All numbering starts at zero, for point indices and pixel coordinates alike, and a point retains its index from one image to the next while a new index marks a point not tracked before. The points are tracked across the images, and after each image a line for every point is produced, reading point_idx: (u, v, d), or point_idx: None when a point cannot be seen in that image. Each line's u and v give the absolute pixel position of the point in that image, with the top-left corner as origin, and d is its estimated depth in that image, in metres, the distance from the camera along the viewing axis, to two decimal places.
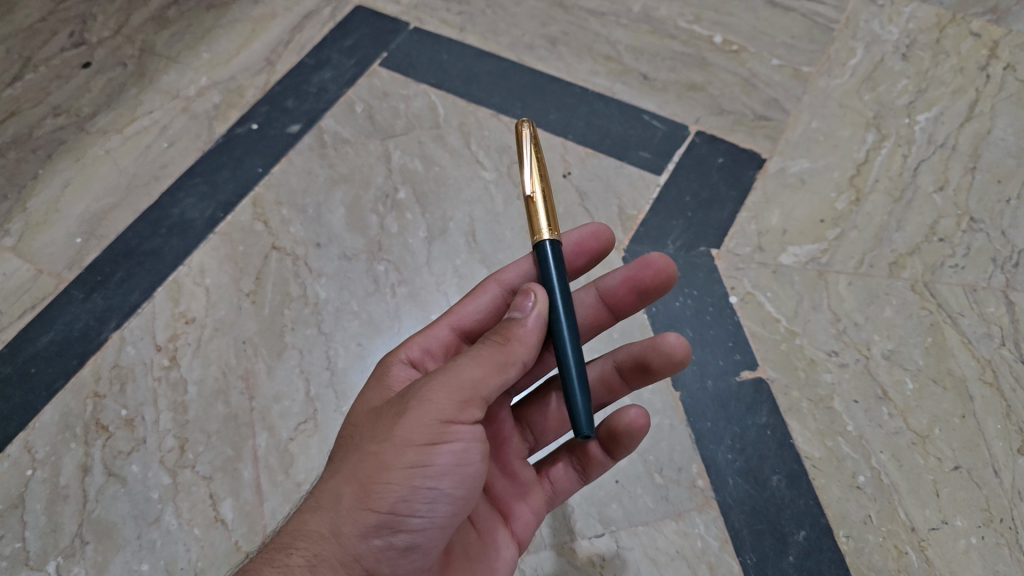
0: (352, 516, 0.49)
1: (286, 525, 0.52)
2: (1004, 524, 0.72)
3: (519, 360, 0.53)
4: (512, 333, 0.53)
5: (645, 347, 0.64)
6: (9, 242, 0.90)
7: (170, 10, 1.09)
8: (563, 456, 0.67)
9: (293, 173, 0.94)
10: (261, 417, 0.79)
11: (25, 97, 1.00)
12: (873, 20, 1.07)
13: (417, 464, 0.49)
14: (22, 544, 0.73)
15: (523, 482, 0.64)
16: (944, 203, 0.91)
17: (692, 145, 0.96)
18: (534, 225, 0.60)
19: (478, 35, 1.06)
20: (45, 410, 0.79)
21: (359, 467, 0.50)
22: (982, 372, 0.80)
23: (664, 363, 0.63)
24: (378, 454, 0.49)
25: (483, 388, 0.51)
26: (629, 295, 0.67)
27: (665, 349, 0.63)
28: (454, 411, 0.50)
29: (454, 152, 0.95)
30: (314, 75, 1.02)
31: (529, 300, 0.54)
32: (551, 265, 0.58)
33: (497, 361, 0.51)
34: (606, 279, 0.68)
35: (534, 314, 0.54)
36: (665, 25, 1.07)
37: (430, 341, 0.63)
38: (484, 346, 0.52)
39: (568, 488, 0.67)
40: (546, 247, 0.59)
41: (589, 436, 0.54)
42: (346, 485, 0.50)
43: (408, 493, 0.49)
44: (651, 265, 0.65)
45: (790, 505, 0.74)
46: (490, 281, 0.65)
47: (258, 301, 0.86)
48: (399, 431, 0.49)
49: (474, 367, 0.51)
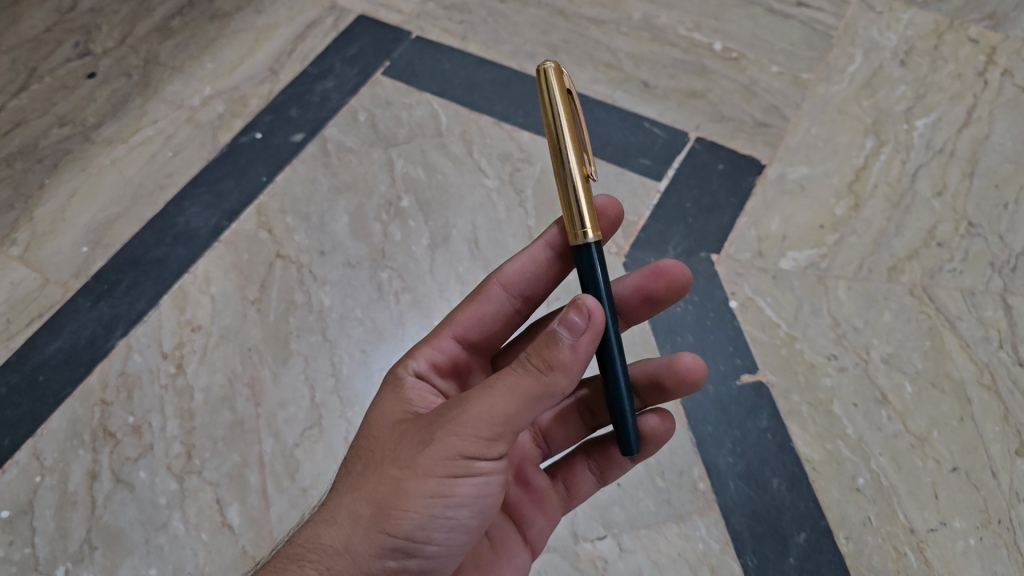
0: (368, 536, 0.50)
1: (299, 533, 0.53)
2: (1002, 526, 0.73)
3: (561, 391, 0.49)
4: (556, 361, 0.48)
5: (660, 366, 0.64)
6: (16, 252, 0.91)
7: (174, 20, 1.10)
8: (579, 457, 0.68)
9: (296, 181, 0.95)
10: (267, 423, 0.80)
11: (31, 108, 1.02)
12: (871, 27, 1.08)
13: (438, 494, 0.49)
14: (31, 550, 0.74)
15: (540, 488, 0.65)
16: (943, 208, 0.92)
17: (692, 152, 0.97)
18: (578, 222, 0.56)
19: (480, 44, 1.07)
20: (53, 417, 0.80)
21: (378, 491, 0.50)
22: (980, 375, 0.81)
23: (677, 384, 0.63)
24: (399, 479, 0.50)
25: (516, 423, 0.49)
26: (640, 304, 0.67)
27: (682, 371, 0.63)
28: (482, 448, 0.49)
29: (457, 160, 0.96)
30: (317, 84, 1.04)
31: (580, 316, 0.48)
32: (597, 269, 0.56)
33: (535, 395, 0.48)
34: (615, 287, 0.67)
35: (585, 338, 0.48)
36: (665, 32, 1.08)
37: (436, 354, 0.64)
38: (524, 373, 0.48)
39: (586, 489, 0.68)
40: (590, 250, 0.56)
41: (637, 454, 0.56)
42: (365, 505, 0.50)
43: (426, 522, 0.50)
44: (665, 274, 0.65)
45: (790, 508, 0.75)
46: (494, 286, 0.65)
47: (262, 309, 0.86)
48: (422, 460, 0.49)
49: (509, 402, 0.48)
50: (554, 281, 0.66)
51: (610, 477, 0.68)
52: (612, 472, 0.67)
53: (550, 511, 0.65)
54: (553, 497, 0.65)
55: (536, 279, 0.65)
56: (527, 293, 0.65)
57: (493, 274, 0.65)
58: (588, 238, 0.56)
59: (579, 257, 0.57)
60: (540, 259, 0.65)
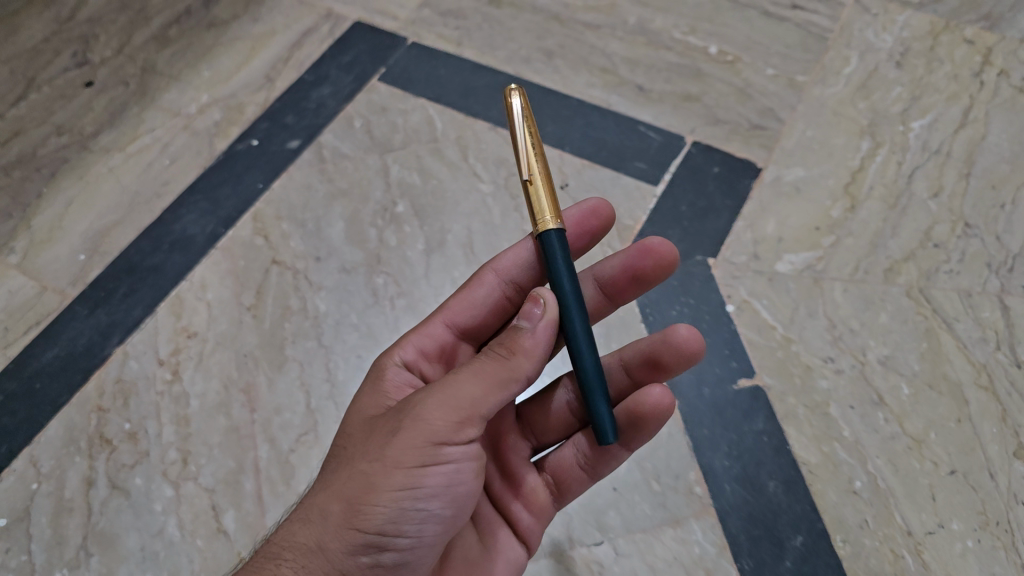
0: (340, 532, 0.51)
1: (275, 535, 0.53)
2: (1000, 528, 0.73)
3: (523, 374, 0.54)
4: (519, 346, 0.53)
5: (655, 342, 0.64)
6: (14, 260, 0.91)
7: (172, 29, 1.11)
8: (569, 447, 0.65)
9: (293, 188, 0.96)
10: (263, 429, 0.80)
11: (29, 117, 1.02)
12: (866, 28, 1.08)
13: (406, 486, 0.51)
14: (28, 557, 0.74)
15: (523, 482, 0.65)
16: (939, 209, 0.92)
17: (687, 155, 0.97)
18: (537, 213, 0.60)
19: (475, 50, 1.07)
20: (50, 425, 0.80)
21: (347, 486, 0.51)
22: (978, 376, 0.80)
23: (676, 357, 0.63)
24: (367, 473, 0.51)
25: (480, 408, 0.52)
26: (628, 282, 0.67)
27: (678, 343, 0.63)
28: (447, 434, 0.51)
29: (452, 166, 0.97)
30: (313, 91, 1.04)
31: (537, 308, 0.54)
32: (557, 256, 0.58)
33: (501, 379, 0.52)
34: (603, 269, 0.68)
35: (541, 324, 0.54)
36: (660, 36, 1.09)
37: (425, 341, 0.64)
38: (487, 360, 0.53)
39: (577, 485, 0.65)
40: (552, 237, 0.58)
41: (613, 441, 0.56)
42: (335, 502, 0.51)
43: (397, 515, 0.51)
44: (652, 251, 0.65)
45: (787, 511, 0.74)
46: (488, 273, 0.66)
47: (258, 315, 0.87)
48: (389, 453, 0.51)
49: (477, 385, 0.52)
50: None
51: (601, 472, 0.65)
52: (607, 466, 0.64)
53: (541, 506, 0.65)
54: (545, 490, 0.65)
55: (529, 266, 0.66)
56: (519, 280, 0.66)
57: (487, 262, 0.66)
58: (549, 225, 0.59)
59: (545, 247, 0.59)
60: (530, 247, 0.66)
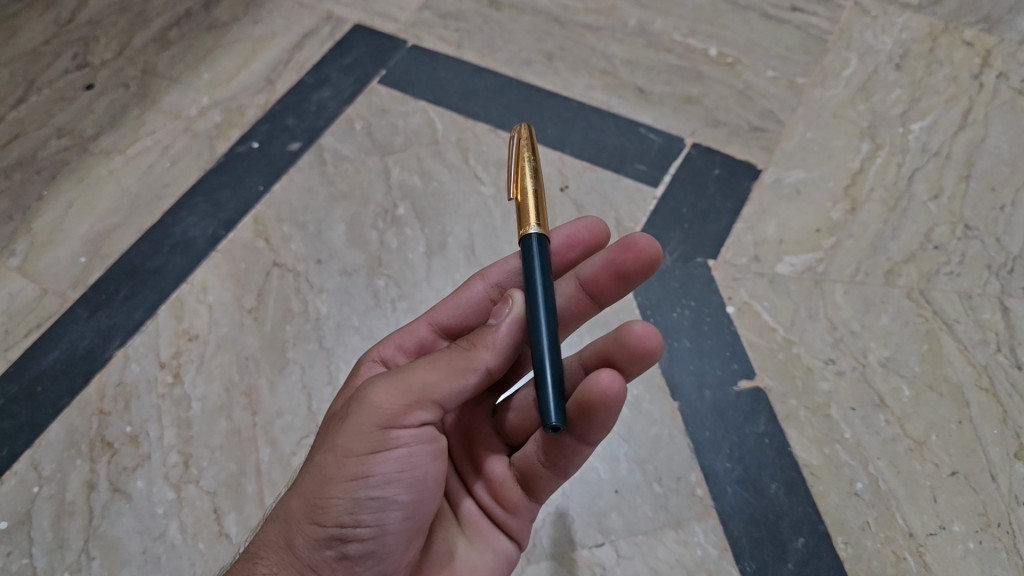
0: (303, 527, 0.53)
1: (257, 536, 0.57)
2: (1001, 530, 0.73)
3: (482, 365, 0.55)
4: (481, 339, 0.55)
5: (609, 341, 0.59)
6: (14, 263, 0.91)
7: (172, 31, 1.11)
8: (530, 444, 0.61)
9: (294, 190, 0.96)
10: (265, 431, 0.80)
11: (29, 119, 1.02)
12: (866, 30, 1.09)
13: (358, 476, 0.52)
14: (28, 561, 0.74)
15: (494, 478, 0.64)
16: (939, 211, 0.92)
17: (687, 157, 0.97)
18: (524, 218, 0.62)
19: (475, 52, 1.07)
20: (51, 428, 0.80)
21: (307, 482, 0.54)
22: (979, 378, 0.81)
23: (628, 355, 0.58)
24: (323, 467, 0.53)
25: (429, 391, 0.53)
26: (610, 280, 0.66)
27: (630, 339, 0.57)
28: (393, 420, 0.52)
29: (452, 168, 0.97)
30: (314, 93, 1.04)
31: (506, 306, 0.58)
32: (534, 255, 0.59)
33: (455, 365, 0.53)
34: (585, 267, 0.67)
35: (508, 321, 0.56)
36: (660, 38, 1.09)
37: (406, 338, 0.67)
38: (443, 350, 0.54)
39: (544, 483, 0.61)
40: (529, 238, 0.60)
41: (556, 426, 0.51)
42: (297, 499, 0.54)
43: (352, 506, 0.52)
44: (633, 246, 0.64)
45: (788, 513, 0.74)
46: (477, 277, 0.67)
47: (260, 317, 0.87)
48: (340, 445, 0.53)
49: (427, 370, 0.53)
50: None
51: (567, 468, 0.59)
52: (570, 463, 0.59)
53: (511, 501, 0.63)
54: (514, 485, 0.63)
55: (517, 274, 0.67)
56: (505, 285, 0.67)
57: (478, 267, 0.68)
58: (530, 228, 0.61)
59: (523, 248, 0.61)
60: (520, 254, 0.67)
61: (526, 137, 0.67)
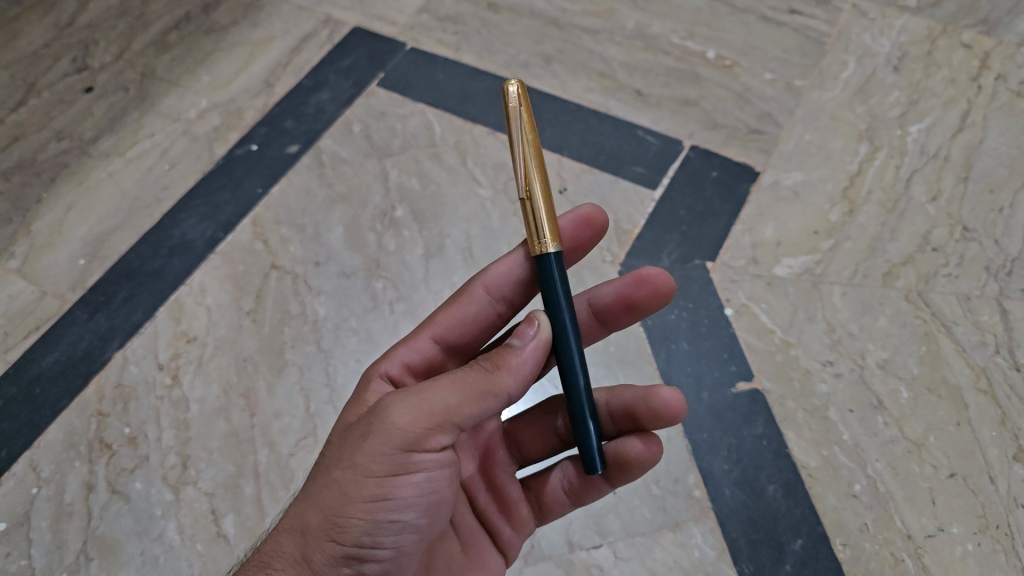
0: (320, 544, 0.52)
1: (266, 544, 0.55)
2: (1000, 532, 0.73)
3: (504, 390, 0.51)
4: (504, 361, 0.52)
5: (637, 399, 0.62)
6: (13, 265, 0.91)
7: (171, 34, 1.11)
8: (555, 475, 0.66)
9: (292, 193, 0.96)
10: (262, 433, 0.80)
11: (29, 122, 1.02)
12: (864, 33, 1.09)
13: (379, 498, 0.51)
14: (27, 562, 0.74)
15: (509, 499, 0.65)
16: (937, 213, 0.92)
17: (685, 160, 0.97)
18: (537, 234, 0.56)
19: (474, 55, 1.08)
20: (50, 429, 0.80)
21: (323, 499, 0.52)
22: (977, 380, 0.80)
23: (652, 416, 0.61)
24: (341, 486, 0.51)
25: (453, 415, 0.51)
26: (622, 310, 0.67)
27: (658, 405, 0.60)
28: (416, 444, 0.50)
29: (451, 170, 0.97)
30: (312, 96, 1.04)
31: (531, 327, 0.53)
32: (556, 280, 0.55)
33: (477, 389, 0.50)
34: (598, 293, 0.67)
35: (532, 344, 0.52)
36: (658, 41, 1.09)
37: (412, 355, 0.64)
38: (465, 371, 0.51)
39: (559, 508, 0.66)
40: (549, 261, 0.56)
41: (599, 471, 0.56)
42: (313, 514, 0.52)
43: (373, 526, 0.52)
44: (648, 282, 0.65)
45: (786, 515, 0.74)
46: (477, 288, 0.64)
47: (258, 319, 0.87)
48: (360, 465, 0.51)
49: (449, 392, 0.50)
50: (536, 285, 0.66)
51: (584, 498, 0.66)
52: (588, 494, 0.65)
53: (520, 519, 0.66)
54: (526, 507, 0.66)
55: (519, 283, 0.65)
56: (509, 297, 0.65)
57: (477, 276, 0.65)
58: (548, 249, 0.56)
59: (540, 269, 0.56)
60: (524, 264, 0.64)
61: (524, 122, 0.56)
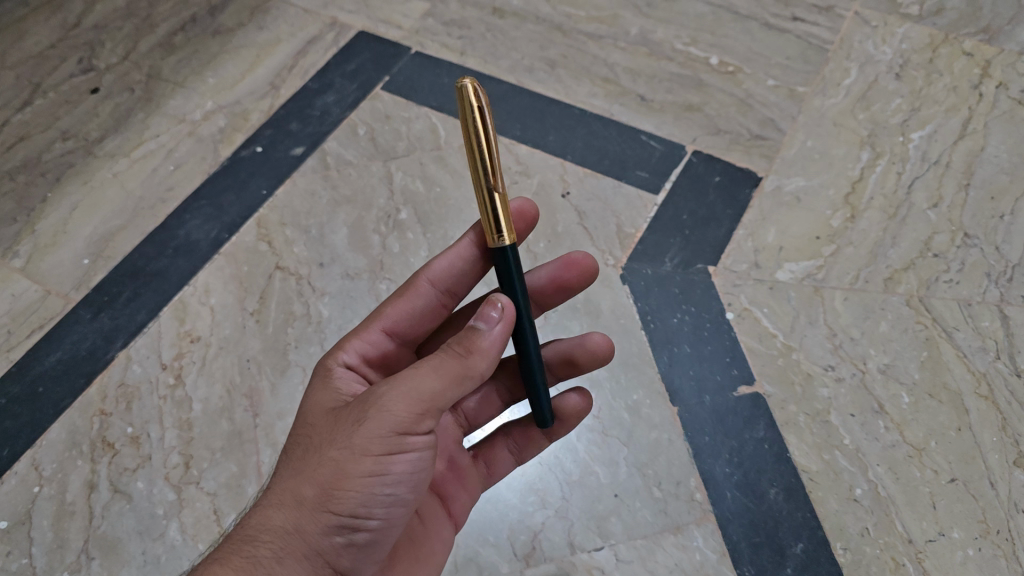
0: (314, 516, 0.51)
1: (248, 517, 0.53)
2: (1000, 536, 0.73)
3: (478, 373, 0.54)
4: (475, 345, 0.54)
5: (573, 345, 0.70)
6: (18, 264, 0.91)
7: (177, 36, 1.12)
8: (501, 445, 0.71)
9: (296, 196, 0.96)
10: (265, 433, 0.80)
11: (35, 122, 1.03)
12: (866, 40, 1.10)
13: (376, 473, 0.51)
14: (28, 560, 0.74)
15: (461, 467, 0.68)
16: (939, 219, 0.92)
17: (688, 164, 0.98)
18: (494, 227, 0.57)
19: (478, 59, 1.08)
20: (53, 428, 0.81)
21: (319, 474, 0.51)
22: (978, 385, 0.81)
23: (589, 358, 0.70)
24: (339, 461, 0.51)
25: (442, 398, 0.52)
26: (555, 292, 0.70)
27: (592, 347, 0.70)
28: (411, 424, 0.51)
29: (456, 174, 0.97)
30: (317, 98, 1.05)
31: (495, 310, 0.55)
32: (512, 270, 0.57)
33: (459, 374, 0.53)
34: (531, 278, 0.70)
35: (498, 326, 0.55)
36: (662, 47, 1.10)
37: (366, 347, 0.63)
38: (448, 356, 0.53)
39: (504, 468, 0.71)
40: (506, 253, 0.58)
41: (550, 425, 0.61)
42: (307, 487, 0.51)
43: (367, 499, 0.51)
44: (576, 265, 0.69)
45: (788, 518, 0.74)
46: (423, 282, 0.64)
47: (262, 320, 0.87)
48: (357, 441, 0.51)
49: (435, 379, 0.52)
50: (478, 276, 0.67)
51: (527, 457, 0.72)
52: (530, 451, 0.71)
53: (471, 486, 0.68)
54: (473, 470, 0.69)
55: (462, 275, 0.65)
56: (454, 288, 0.66)
57: (421, 271, 0.65)
58: (505, 241, 0.58)
59: (496, 257, 0.58)
60: (466, 257, 0.65)
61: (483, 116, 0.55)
